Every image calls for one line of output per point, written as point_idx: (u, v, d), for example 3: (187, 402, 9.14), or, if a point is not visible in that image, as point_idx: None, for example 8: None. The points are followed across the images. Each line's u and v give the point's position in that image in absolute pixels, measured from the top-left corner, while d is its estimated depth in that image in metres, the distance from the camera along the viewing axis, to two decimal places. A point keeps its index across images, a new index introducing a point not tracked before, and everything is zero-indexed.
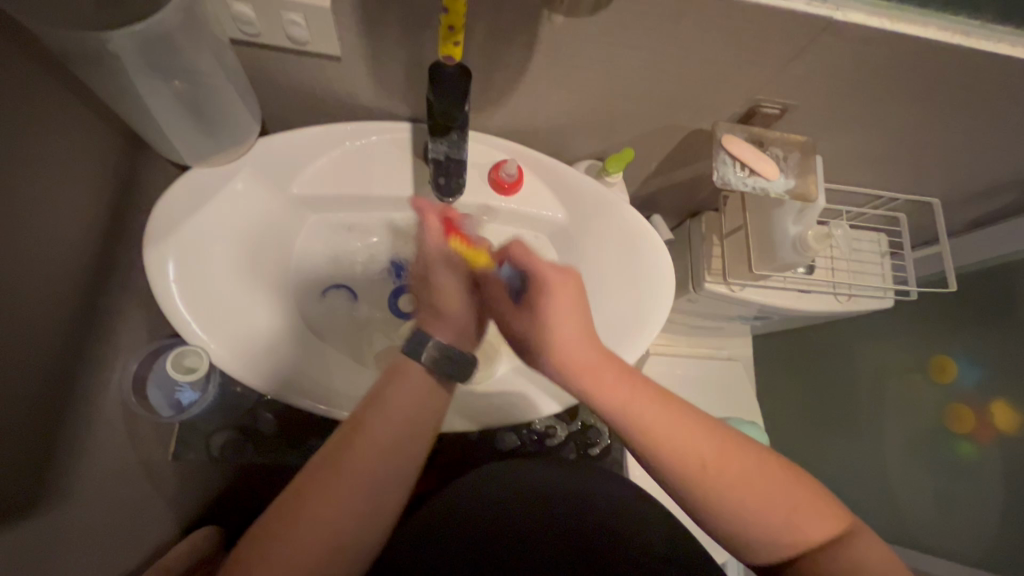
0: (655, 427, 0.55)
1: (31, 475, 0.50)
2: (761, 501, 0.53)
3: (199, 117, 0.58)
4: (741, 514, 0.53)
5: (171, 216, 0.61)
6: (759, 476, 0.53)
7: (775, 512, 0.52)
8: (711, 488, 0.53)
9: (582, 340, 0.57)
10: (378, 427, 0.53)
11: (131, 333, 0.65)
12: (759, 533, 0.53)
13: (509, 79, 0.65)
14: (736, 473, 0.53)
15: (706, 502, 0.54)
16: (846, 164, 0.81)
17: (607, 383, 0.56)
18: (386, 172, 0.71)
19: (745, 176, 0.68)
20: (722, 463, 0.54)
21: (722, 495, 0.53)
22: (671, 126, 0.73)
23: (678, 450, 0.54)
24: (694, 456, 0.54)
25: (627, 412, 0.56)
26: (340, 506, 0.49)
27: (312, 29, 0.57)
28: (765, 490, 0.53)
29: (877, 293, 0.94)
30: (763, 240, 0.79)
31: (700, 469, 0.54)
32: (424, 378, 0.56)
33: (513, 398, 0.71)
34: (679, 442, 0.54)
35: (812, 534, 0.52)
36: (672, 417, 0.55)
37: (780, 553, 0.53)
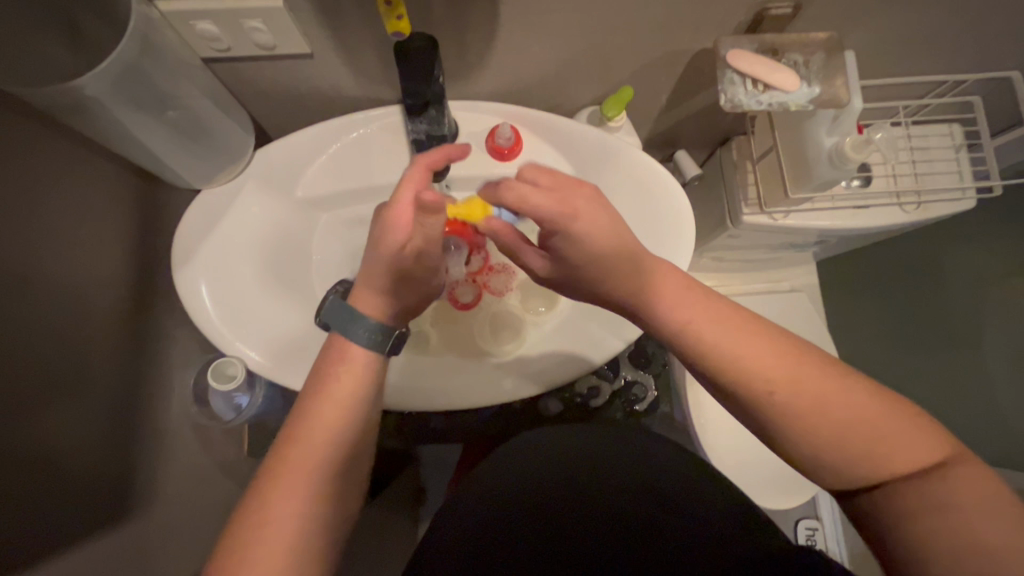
0: (721, 345, 0.47)
1: (104, 486, 0.58)
2: (837, 414, 0.44)
3: (190, 140, 0.61)
4: (817, 427, 0.44)
5: (191, 241, 0.65)
6: (837, 394, 0.44)
7: (852, 430, 0.43)
8: (778, 403, 0.45)
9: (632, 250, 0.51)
10: (321, 430, 0.49)
11: (183, 351, 0.72)
12: (834, 453, 0.44)
13: (483, 39, 0.61)
14: (815, 387, 0.45)
15: (769, 421, 0.46)
16: (891, 53, 0.69)
17: (658, 293, 0.51)
18: (382, 160, 0.71)
19: (758, 93, 0.61)
20: (796, 381, 0.45)
21: (794, 410, 0.45)
22: (671, 52, 0.66)
23: (748, 363, 0.47)
24: (758, 375, 0.46)
25: (688, 327, 0.49)
26: (293, 524, 0.45)
27: (274, 33, 0.56)
28: (838, 404, 0.44)
29: (954, 194, 0.82)
30: (796, 159, 0.71)
31: (763, 391, 0.46)
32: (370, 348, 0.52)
33: (543, 366, 0.70)
34: (740, 352, 0.47)
35: (899, 456, 0.42)
36: (735, 330, 0.48)
37: (859, 480, 0.43)
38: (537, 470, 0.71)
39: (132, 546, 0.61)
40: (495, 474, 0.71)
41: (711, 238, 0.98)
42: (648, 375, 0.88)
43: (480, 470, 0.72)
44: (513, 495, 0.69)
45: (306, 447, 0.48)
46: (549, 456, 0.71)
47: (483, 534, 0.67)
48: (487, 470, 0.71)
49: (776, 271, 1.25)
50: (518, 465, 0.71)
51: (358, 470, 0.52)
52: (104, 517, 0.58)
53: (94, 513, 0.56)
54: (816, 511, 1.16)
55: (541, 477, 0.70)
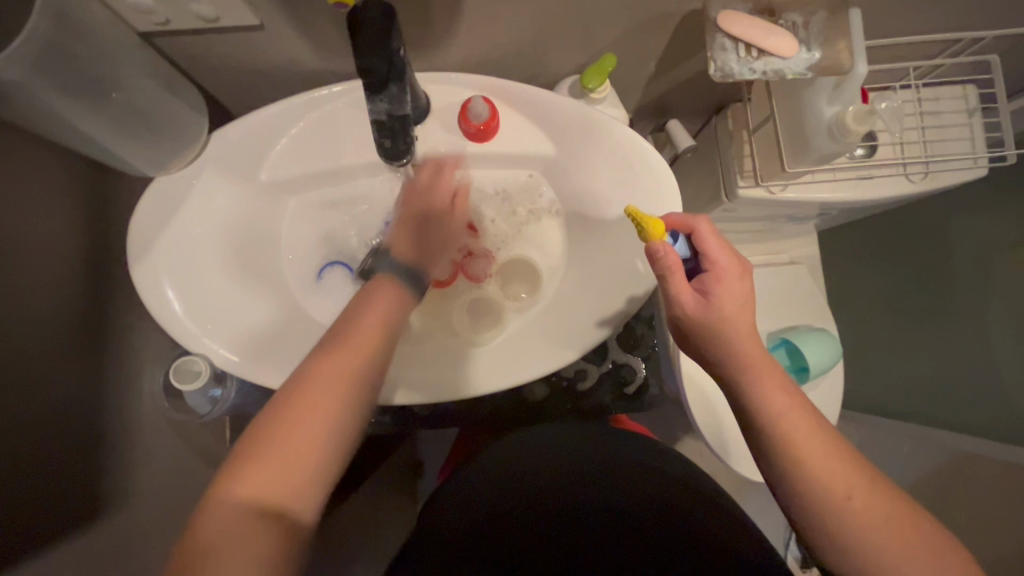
0: (805, 445, 0.50)
1: (75, 487, 0.57)
2: (901, 556, 0.46)
3: (138, 126, 0.57)
4: (878, 556, 0.47)
5: (146, 233, 0.61)
6: (905, 521, 0.47)
7: (915, 558, 0.46)
8: (848, 517, 0.48)
9: (742, 345, 0.52)
10: (343, 348, 0.50)
11: (152, 345, 0.70)
12: (893, 575, 0.46)
13: (448, 5, 0.56)
14: (892, 524, 0.47)
15: (820, 524, 0.49)
16: (901, 10, 0.63)
17: (768, 390, 0.51)
18: (350, 140, 0.66)
19: (753, 59, 0.56)
20: (869, 500, 0.48)
21: (870, 541, 0.47)
22: (657, 15, 0.61)
23: (826, 470, 0.49)
24: (836, 482, 0.48)
25: (783, 420, 0.50)
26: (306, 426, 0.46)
27: (214, 3, 0.51)
28: (905, 545, 0.47)
29: (964, 164, 0.77)
30: (794, 130, 0.65)
31: (841, 496, 0.48)
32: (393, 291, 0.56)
33: (524, 352, 0.67)
34: (823, 465, 0.49)
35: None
36: (821, 439, 0.50)
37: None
38: (529, 471, 0.69)
39: (110, 543, 0.61)
40: (475, 482, 0.68)
41: (706, 213, 0.93)
42: (638, 357, 0.86)
43: (469, 471, 0.69)
44: (504, 498, 0.68)
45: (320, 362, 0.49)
46: (540, 456, 0.69)
47: (472, 538, 0.66)
48: (480, 474, 0.68)
49: (776, 242, 1.20)
50: (501, 472, 0.68)
51: (371, 391, 0.51)
52: (80, 518, 0.57)
53: (69, 515, 0.56)
54: None
55: (525, 479, 0.68)
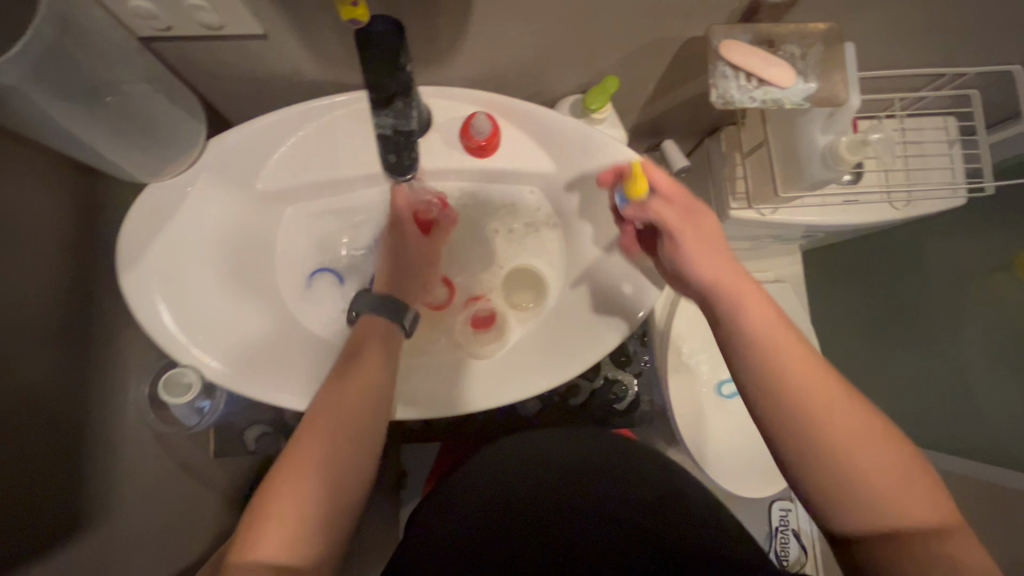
0: (765, 332, 0.48)
1: (58, 502, 0.55)
2: (900, 494, 0.43)
3: (135, 132, 0.55)
4: (870, 497, 0.43)
5: (137, 241, 0.60)
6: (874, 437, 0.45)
7: (875, 459, 0.44)
8: (815, 419, 0.45)
9: (718, 272, 0.51)
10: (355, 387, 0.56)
11: (138, 354, 0.68)
12: (860, 496, 0.44)
13: (455, 23, 0.56)
14: (885, 455, 0.44)
15: (779, 404, 0.46)
16: (889, 46, 0.66)
17: (737, 301, 0.50)
18: (349, 151, 0.66)
19: (752, 88, 0.57)
20: (838, 411, 0.45)
21: (839, 454, 0.44)
22: (659, 41, 0.62)
23: (799, 382, 0.46)
24: (801, 387, 0.46)
25: (755, 330, 0.49)
26: (315, 471, 0.51)
27: (219, 12, 0.50)
28: (904, 482, 0.43)
29: (945, 192, 0.80)
30: (788, 156, 0.67)
31: (798, 382, 0.46)
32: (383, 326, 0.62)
33: (520, 368, 0.67)
34: (806, 384, 0.46)
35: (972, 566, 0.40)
36: (799, 354, 0.48)
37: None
38: (525, 472, 0.70)
39: (90, 559, 0.59)
40: (454, 495, 0.68)
41: None
42: (629, 374, 0.87)
43: (468, 470, 0.70)
44: (501, 497, 0.68)
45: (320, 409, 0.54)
46: (537, 457, 0.70)
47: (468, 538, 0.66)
48: (478, 472, 0.69)
49: (762, 261, 1.23)
50: (465, 483, 0.69)
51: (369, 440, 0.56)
52: (57, 536, 0.55)
53: (49, 531, 0.54)
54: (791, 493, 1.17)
55: (498, 493, 0.68)
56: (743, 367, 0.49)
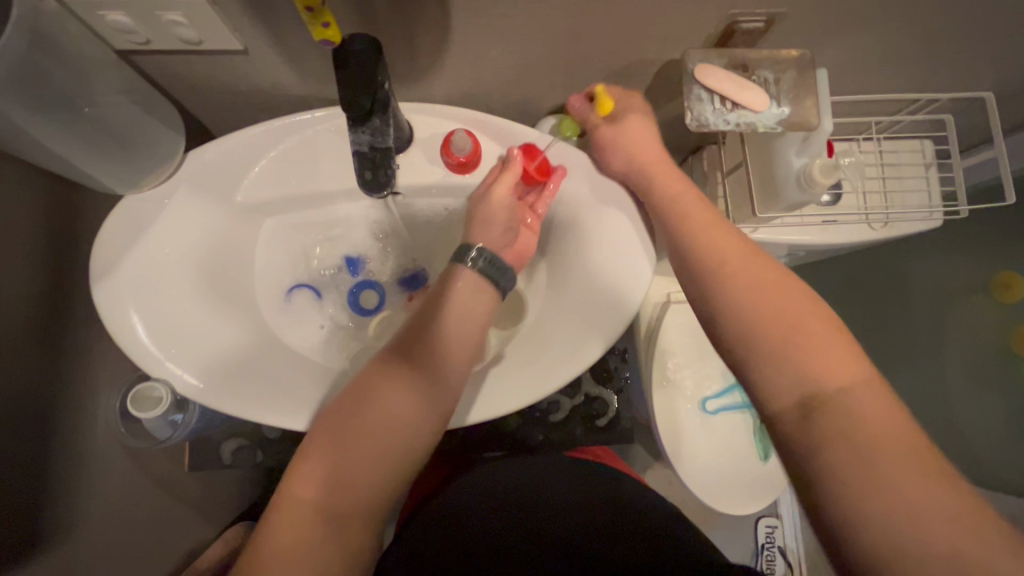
0: (718, 244, 0.54)
1: (25, 518, 0.54)
2: (852, 412, 0.41)
3: (113, 145, 0.54)
4: (786, 363, 0.45)
5: (112, 252, 0.59)
6: (817, 322, 0.46)
7: (811, 345, 0.44)
8: (744, 292, 0.49)
9: (696, 219, 0.56)
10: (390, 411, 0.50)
11: (112, 366, 0.68)
12: (781, 356, 0.45)
13: (435, 42, 0.57)
14: (847, 370, 0.43)
15: (717, 296, 0.51)
16: (863, 71, 0.67)
17: (705, 232, 0.55)
18: (330, 165, 0.66)
19: (727, 111, 0.58)
20: (780, 292, 0.48)
21: (759, 318, 0.47)
22: (638, 62, 0.63)
23: (733, 261, 0.52)
24: (726, 261, 0.52)
25: (706, 240, 0.54)
26: (326, 498, 0.47)
27: (197, 27, 0.51)
28: (832, 356, 0.44)
29: (922, 215, 0.81)
30: (765, 178, 0.68)
31: (719, 264, 0.52)
32: (467, 276, 0.58)
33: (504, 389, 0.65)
34: (768, 294, 0.48)
35: (914, 492, 0.37)
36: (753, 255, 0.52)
37: (849, 505, 0.38)
38: (513, 500, 0.69)
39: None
40: (440, 521, 0.67)
41: None
42: (610, 391, 0.86)
43: (453, 497, 0.70)
44: (487, 527, 0.67)
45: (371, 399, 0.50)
46: (526, 484, 0.71)
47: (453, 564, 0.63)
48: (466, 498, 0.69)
49: None
50: (445, 507, 0.69)
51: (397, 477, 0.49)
52: (23, 551, 0.54)
53: (15, 548, 0.53)
54: (776, 510, 1.18)
55: (485, 521, 0.67)
56: (689, 277, 0.55)
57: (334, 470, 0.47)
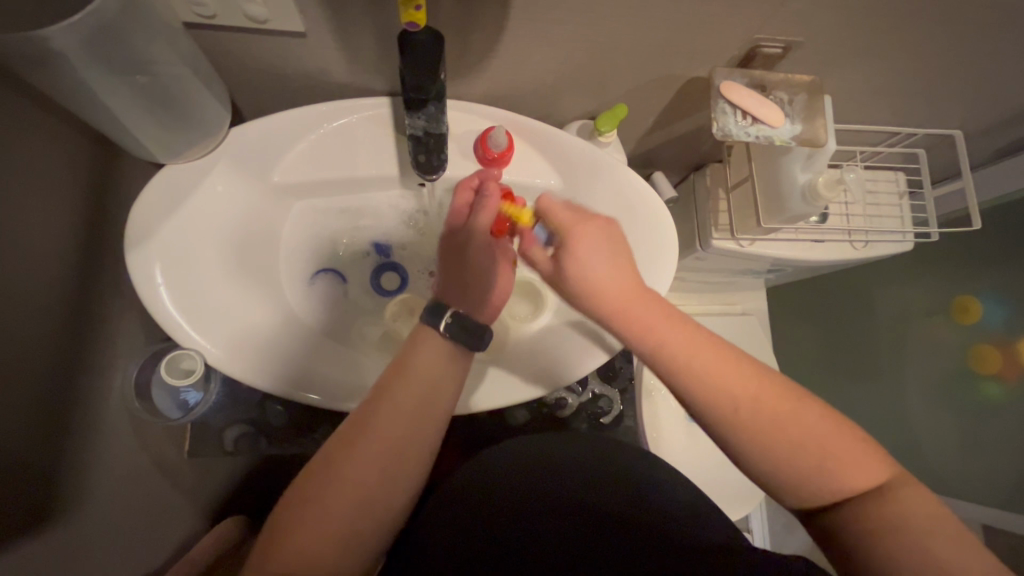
0: (681, 348, 0.48)
1: (39, 485, 0.53)
2: (798, 442, 0.44)
3: (160, 109, 0.55)
4: (787, 464, 0.44)
5: (147, 220, 0.59)
6: (809, 427, 0.44)
7: (808, 452, 0.43)
8: (743, 422, 0.45)
9: (608, 287, 0.51)
10: (402, 397, 0.51)
11: (127, 340, 0.67)
12: (791, 474, 0.44)
13: (486, 41, 0.60)
14: (858, 477, 0.43)
15: (706, 403, 0.46)
16: (857, 102, 0.75)
17: (655, 325, 0.49)
18: (367, 151, 0.67)
19: (747, 125, 0.64)
20: (763, 397, 0.45)
21: (769, 434, 0.44)
22: (665, 77, 0.68)
23: (715, 379, 0.46)
24: (715, 382, 0.46)
25: (664, 346, 0.49)
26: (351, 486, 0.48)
27: (267, 5, 0.53)
28: (840, 466, 0.43)
29: (896, 237, 0.89)
30: (771, 191, 0.74)
31: (701, 383, 0.47)
32: (441, 348, 0.54)
33: (534, 376, 0.68)
34: (718, 376, 0.46)
35: (847, 482, 0.43)
36: (735, 363, 0.47)
37: (806, 500, 0.44)
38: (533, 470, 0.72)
39: (59, 552, 0.55)
40: (464, 487, 0.71)
41: (680, 259, 1.01)
42: (615, 390, 0.89)
43: (472, 467, 0.72)
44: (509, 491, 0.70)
45: (352, 462, 0.48)
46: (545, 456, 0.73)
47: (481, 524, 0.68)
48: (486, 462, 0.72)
49: (731, 294, 1.31)
50: (449, 487, 0.71)
51: (418, 456, 0.51)
52: (24, 526, 0.51)
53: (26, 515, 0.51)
54: (747, 524, 1.17)
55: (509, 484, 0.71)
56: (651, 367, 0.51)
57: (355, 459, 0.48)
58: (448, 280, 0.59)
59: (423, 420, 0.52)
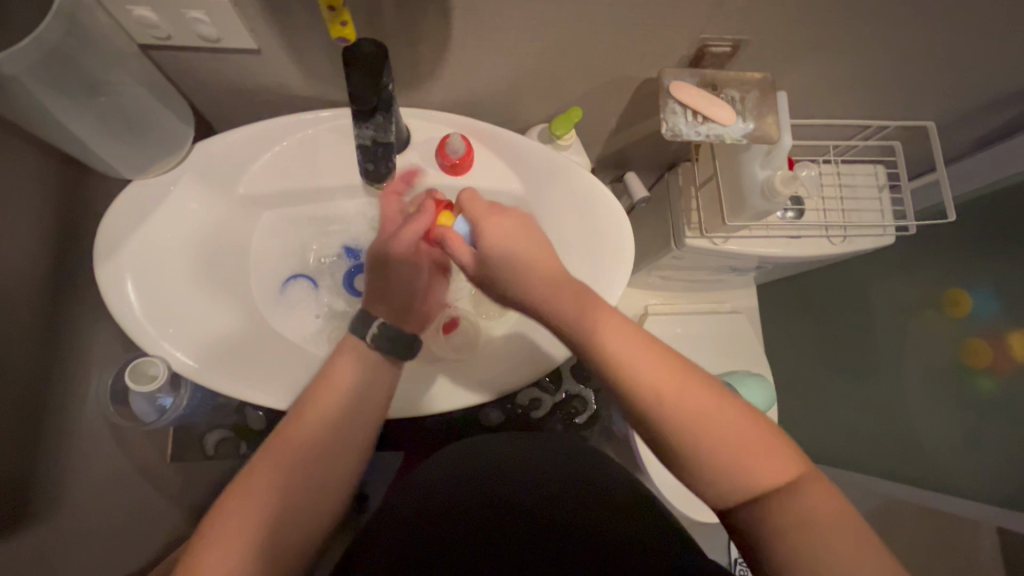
0: (605, 343, 0.48)
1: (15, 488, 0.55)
2: (713, 433, 0.44)
3: (119, 126, 0.59)
4: (710, 462, 0.44)
5: (119, 234, 0.62)
6: (725, 422, 0.45)
7: (728, 447, 0.44)
8: (670, 419, 0.45)
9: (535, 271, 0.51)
10: (326, 406, 0.55)
11: (103, 346, 0.69)
12: (715, 472, 0.44)
13: (435, 51, 0.62)
14: (778, 473, 0.43)
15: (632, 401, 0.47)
16: (820, 96, 0.75)
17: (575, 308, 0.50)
18: (327, 162, 0.69)
19: (698, 124, 0.64)
20: (684, 394, 0.46)
21: (690, 433, 0.45)
22: (620, 78, 0.69)
23: (638, 373, 0.47)
24: (646, 386, 0.46)
25: (586, 333, 0.49)
26: (272, 493, 0.50)
27: (217, 25, 0.55)
28: (761, 461, 0.44)
29: (876, 232, 0.88)
30: (732, 189, 0.74)
31: (622, 378, 0.47)
32: (369, 356, 0.57)
33: (498, 378, 0.68)
34: (637, 370, 0.47)
35: (764, 479, 0.43)
36: (650, 357, 0.48)
37: (732, 496, 0.44)
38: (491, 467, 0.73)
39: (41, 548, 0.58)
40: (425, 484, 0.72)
41: (657, 258, 1.00)
42: (589, 389, 0.90)
43: (434, 465, 0.74)
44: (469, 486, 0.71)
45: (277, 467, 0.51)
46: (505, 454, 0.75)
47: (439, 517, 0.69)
48: (451, 457, 0.74)
49: (719, 292, 1.29)
50: (412, 489, 0.71)
51: (342, 462, 0.55)
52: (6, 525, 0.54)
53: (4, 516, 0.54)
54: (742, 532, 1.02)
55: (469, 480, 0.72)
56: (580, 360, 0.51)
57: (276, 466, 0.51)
58: (374, 288, 0.59)
59: (346, 428, 0.55)
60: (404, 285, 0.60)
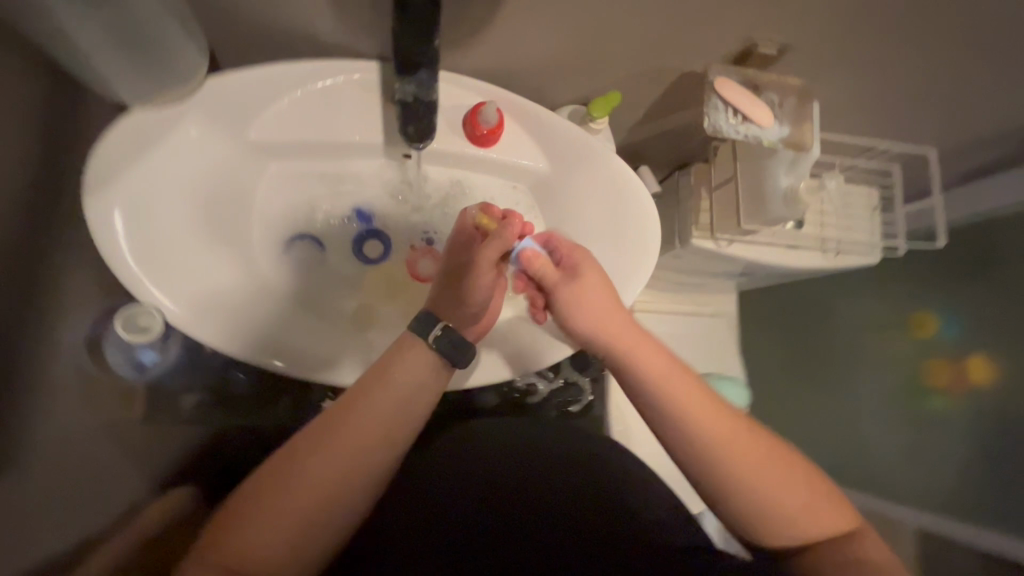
0: (690, 406, 0.55)
1: None
2: (777, 495, 0.54)
3: (128, 43, 0.51)
4: (771, 515, 0.54)
5: (112, 164, 0.56)
6: (782, 478, 0.55)
7: (788, 502, 0.54)
8: (741, 477, 0.54)
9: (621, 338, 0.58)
10: (379, 402, 0.51)
11: (78, 290, 0.62)
12: (775, 521, 0.54)
13: (484, 12, 0.59)
14: (824, 525, 0.54)
15: (700, 456, 0.55)
16: (841, 113, 0.77)
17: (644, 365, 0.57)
18: (349, 116, 0.65)
19: (737, 123, 0.65)
20: (752, 456, 0.55)
21: (761, 488, 0.54)
22: (661, 68, 0.68)
23: (710, 434, 0.55)
24: (712, 444, 0.55)
25: (659, 390, 0.56)
26: (312, 488, 0.47)
27: None
28: (812, 514, 0.54)
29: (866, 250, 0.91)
30: (753, 192, 0.75)
31: (702, 440, 0.55)
32: (431, 357, 0.54)
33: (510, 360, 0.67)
34: (708, 431, 0.55)
35: (814, 530, 0.54)
36: (719, 417, 0.56)
37: (791, 539, 0.54)
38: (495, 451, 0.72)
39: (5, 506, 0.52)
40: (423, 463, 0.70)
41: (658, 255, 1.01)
42: (585, 378, 0.90)
43: (435, 443, 0.72)
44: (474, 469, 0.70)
45: (319, 463, 0.48)
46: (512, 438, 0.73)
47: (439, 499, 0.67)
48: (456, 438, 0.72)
49: None
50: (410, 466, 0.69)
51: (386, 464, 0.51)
52: None
53: None
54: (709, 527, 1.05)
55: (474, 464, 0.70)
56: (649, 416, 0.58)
57: (319, 459, 0.48)
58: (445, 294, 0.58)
59: (397, 429, 0.51)
60: (479, 291, 0.58)
